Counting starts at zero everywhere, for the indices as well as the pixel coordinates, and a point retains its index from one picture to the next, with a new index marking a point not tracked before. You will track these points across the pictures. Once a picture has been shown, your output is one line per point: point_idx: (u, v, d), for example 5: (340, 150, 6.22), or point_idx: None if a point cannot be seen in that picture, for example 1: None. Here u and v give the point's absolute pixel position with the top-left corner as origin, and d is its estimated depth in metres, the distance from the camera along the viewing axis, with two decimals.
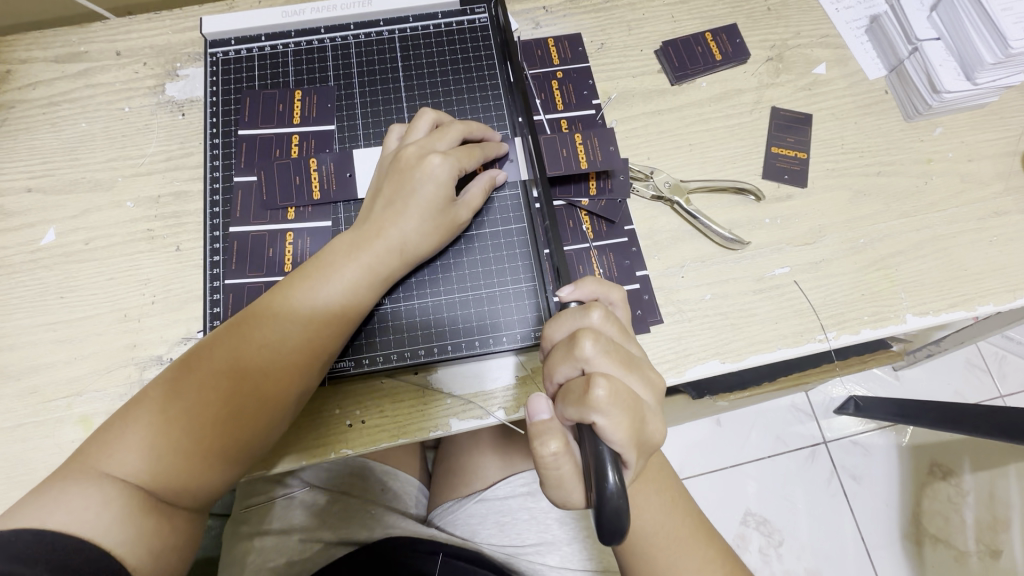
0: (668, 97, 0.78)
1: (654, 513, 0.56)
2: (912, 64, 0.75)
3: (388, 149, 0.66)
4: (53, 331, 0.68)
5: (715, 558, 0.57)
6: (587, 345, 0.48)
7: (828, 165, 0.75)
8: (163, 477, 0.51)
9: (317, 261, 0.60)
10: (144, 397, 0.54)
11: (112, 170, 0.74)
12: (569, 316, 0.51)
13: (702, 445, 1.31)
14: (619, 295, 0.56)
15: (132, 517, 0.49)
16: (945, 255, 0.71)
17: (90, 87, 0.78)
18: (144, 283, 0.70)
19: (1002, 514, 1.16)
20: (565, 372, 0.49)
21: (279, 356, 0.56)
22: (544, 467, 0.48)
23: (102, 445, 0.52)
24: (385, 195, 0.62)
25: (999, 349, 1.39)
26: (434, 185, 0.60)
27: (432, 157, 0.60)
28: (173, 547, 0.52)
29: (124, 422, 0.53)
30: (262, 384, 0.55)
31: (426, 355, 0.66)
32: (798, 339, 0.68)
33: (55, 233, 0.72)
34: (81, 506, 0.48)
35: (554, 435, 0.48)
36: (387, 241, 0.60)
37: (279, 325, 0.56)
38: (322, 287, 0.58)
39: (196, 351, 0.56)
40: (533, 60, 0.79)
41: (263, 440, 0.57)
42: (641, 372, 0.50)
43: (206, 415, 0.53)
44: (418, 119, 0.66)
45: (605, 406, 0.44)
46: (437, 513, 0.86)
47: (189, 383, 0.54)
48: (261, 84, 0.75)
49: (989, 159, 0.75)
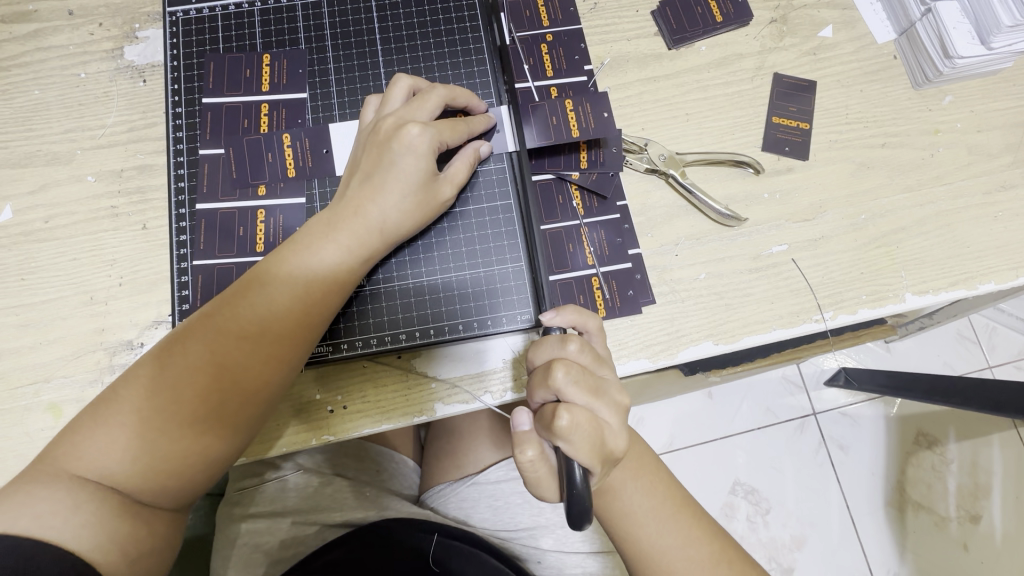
0: (665, 62, 0.73)
1: (634, 493, 0.55)
2: (924, 27, 0.70)
3: (364, 121, 0.62)
4: (14, 315, 0.65)
5: (700, 537, 0.55)
6: (559, 374, 0.46)
7: (831, 136, 0.72)
8: (142, 476, 0.50)
9: (292, 244, 0.56)
10: (113, 395, 0.51)
11: (69, 143, 0.69)
12: (548, 344, 0.50)
13: (692, 419, 1.32)
14: (596, 325, 0.53)
15: (103, 521, 0.47)
16: (948, 231, 0.69)
17: (40, 51, 0.72)
18: (110, 263, 0.66)
19: (983, 481, 1.29)
20: (541, 397, 0.48)
21: (254, 347, 0.53)
22: (523, 471, 0.48)
23: (72, 445, 0.50)
24: (362, 172, 0.58)
25: (990, 321, 1.38)
26: (414, 158, 0.56)
27: (409, 127, 0.56)
28: (152, 551, 0.51)
29: (95, 420, 0.51)
30: (238, 376, 0.52)
31: (408, 340, 0.63)
32: (794, 319, 0.66)
33: (11, 211, 0.67)
34: (50, 511, 0.47)
35: (533, 443, 0.47)
36: (367, 222, 0.56)
37: (253, 316, 0.53)
38: (299, 273, 0.55)
39: (167, 343, 0.53)
40: (521, 22, 0.73)
41: (245, 434, 0.55)
42: (614, 397, 0.49)
43: (181, 411, 0.51)
44: (393, 86, 0.61)
45: (569, 435, 0.44)
46: (429, 495, 0.85)
47: (160, 378, 0.52)
48: (226, 47, 0.69)
49: (998, 130, 0.72)
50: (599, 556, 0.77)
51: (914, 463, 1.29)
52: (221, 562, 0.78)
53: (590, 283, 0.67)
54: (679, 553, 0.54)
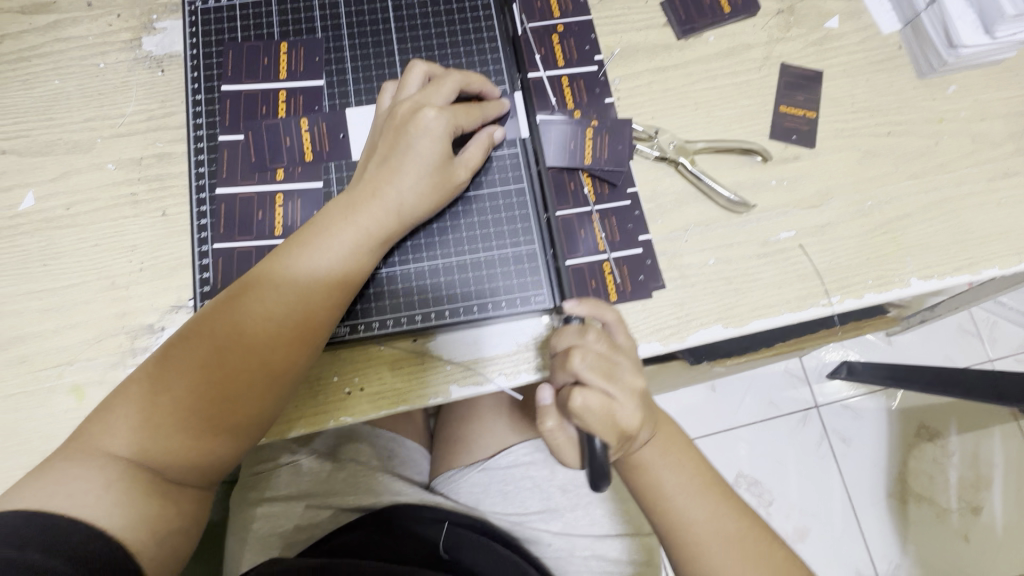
0: (674, 52, 0.75)
1: (664, 468, 0.57)
2: (929, 17, 0.71)
3: (381, 107, 0.63)
4: (37, 300, 0.66)
5: (728, 513, 0.56)
6: (575, 360, 0.48)
7: (837, 125, 0.73)
8: (171, 453, 0.51)
9: (312, 226, 0.58)
10: (144, 374, 0.53)
11: (89, 131, 0.71)
12: (567, 333, 0.52)
13: (697, 410, 1.33)
14: (614, 317, 0.55)
15: (133, 499, 0.49)
16: (952, 218, 0.70)
17: (60, 41, 0.73)
18: (131, 249, 0.67)
19: (983, 473, 1.30)
20: (560, 380, 0.51)
21: (278, 325, 0.54)
22: (547, 439, 0.52)
23: (103, 424, 0.51)
24: (379, 155, 0.59)
25: (992, 314, 1.40)
26: (430, 141, 0.58)
27: (425, 111, 0.58)
28: (179, 530, 0.52)
29: (126, 399, 0.52)
30: (263, 354, 0.54)
31: (423, 321, 0.64)
32: (802, 304, 0.67)
33: (33, 198, 0.69)
34: (84, 489, 0.48)
35: (553, 414, 0.51)
36: (385, 203, 0.58)
37: (276, 296, 0.55)
38: (320, 254, 0.56)
39: (192, 324, 0.55)
40: (532, 12, 0.74)
41: (270, 412, 0.56)
42: (632, 384, 0.50)
43: (208, 388, 0.52)
44: (408, 72, 0.63)
45: (582, 413, 0.47)
46: (439, 481, 0.87)
47: (187, 357, 0.53)
48: (244, 37, 0.71)
49: (1002, 118, 0.73)
50: (609, 538, 0.79)
51: (915, 456, 1.31)
52: (236, 546, 0.79)
53: (602, 269, 0.68)
54: (707, 527, 0.55)
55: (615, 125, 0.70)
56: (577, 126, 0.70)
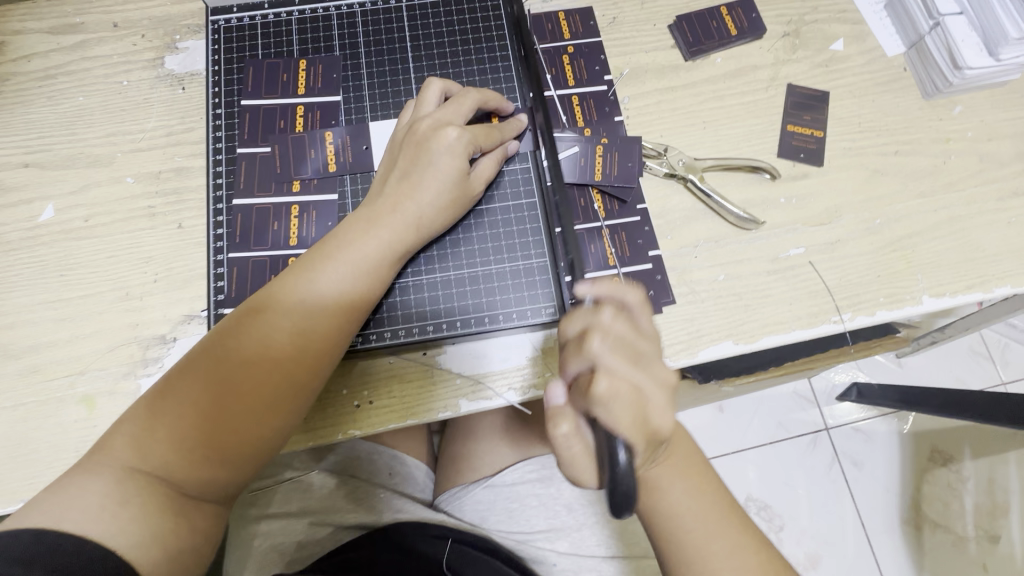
0: (682, 73, 0.76)
1: (681, 492, 0.55)
2: (934, 39, 0.73)
3: (400, 124, 0.65)
4: (53, 310, 0.67)
5: (747, 547, 0.54)
6: (597, 345, 0.47)
7: (845, 144, 0.74)
8: (191, 468, 0.51)
9: (332, 239, 0.58)
10: (168, 386, 0.53)
11: (110, 146, 0.73)
12: (581, 315, 0.51)
13: (706, 432, 1.31)
14: (636, 296, 0.53)
15: (147, 515, 0.49)
16: (962, 236, 0.70)
17: (86, 59, 0.76)
18: (146, 260, 0.68)
19: (1001, 499, 1.23)
20: (576, 368, 0.49)
21: (301, 337, 0.55)
22: (558, 447, 0.49)
23: (125, 437, 0.51)
24: (400, 168, 0.61)
25: (1003, 336, 1.38)
26: (451, 156, 0.60)
27: (448, 129, 0.60)
28: (190, 548, 0.51)
29: (149, 411, 0.52)
30: (284, 368, 0.54)
31: (434, 331, 0.64)
32: (813, 320, 0.67)
33: (53, 210, 0.70)
34: (98, 504, 0.48)
35: (567, 417, 0.48)
36: (406, 216, 0.59)
37: (299, 307, 0.55)
38: (341, 268, 0.57)
39: (213, 337, 0.55)
40: (543, 34, 0.77)
41: (290, 425, 0.56)
42: (655, 369, 0.49)
43: (231, 401, 0.52)
44: (426, 89, 0.64)
45: (607, 401, 0.45)
46: (442, 498, 0.85)
47: (211, 369, 0.53)
48: (265, 54, 0.73)
49: (1008, 138, 0.74)
50: (617, 561, 0.77)
51: (929, 480, 1.28)
52: (238, 565, 0.78)
53: None
54: (725, 551, 0.54)
55: (626, 143, 0.71)
56: (588, 143, 0.70)
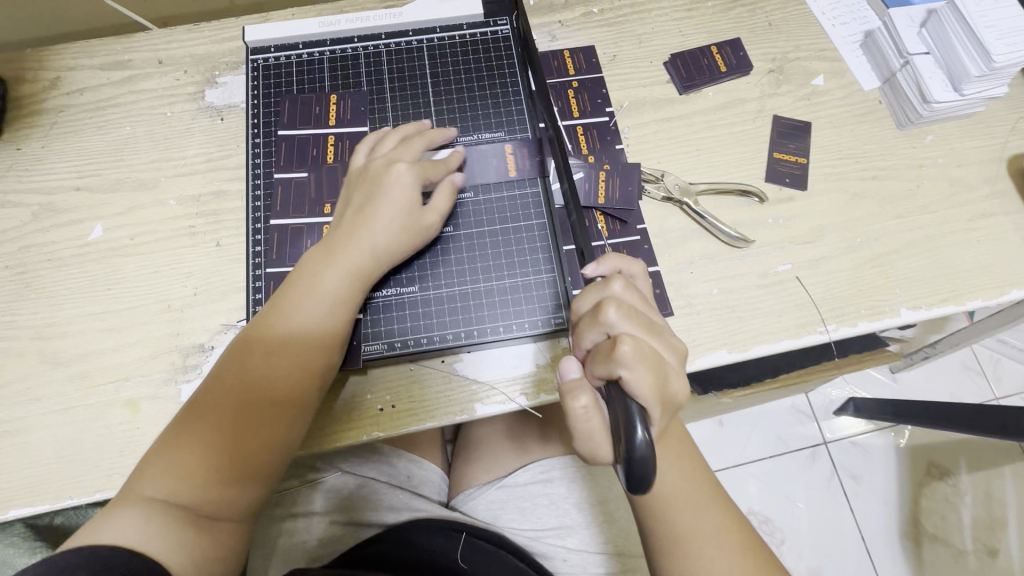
0: (677, 105, 0.83)
1: (673, 474, 0.60)
2: (904, 76, 0.81)
3: (355, 163, 0.71)
4: (100, 321, 0.72)
5: (732, 529, 0.59)
6: (611, 312, 0.51)
7: (827, 169, 0.81)
8: (201, 488, 0.56)
9: (300, 274, 0.64)
10: (173, 421, 0.59)
11: (155, 171, 0.79)
12: (593, 290, 0.55)
13: (706, 445, 1.35)
14: (639, 269, 0.61)
15: (171, 531, 0.54)
16: (936, 254, 0.76)
17: (133, 93, 0.83)
18: (187, 275, 0.74)
19: (996, 513, 1.31)
20: (592, 339, 0.52)
21: (279, 361, 0.60)
22: (575, 422, 0.52)
23: (142, 470, 0.57)
24: (355, 205, 0.66)
25: (993, 352, 1.44)
26: (398, 189, 0.65)
27: (395, 167, 0.66)
28: (215, 559, 0.56)
29: (160, 446, 0.58)
30: (269, 389, 0.59)
31: (454, 339, 0.70)
32: (800, 331, 0.73)
33: (101, 230, 0.76)
34: (131, 523, 0.53)
35: (584, 391, 0.52)
36: (359, 246, 0.64)
37: (275, 337, 0.61)
38: (310, 296, 0.62)
39: (211, 373, 0.61)
40: (550, 71, 0.84)
41: (286, 443, 0.60)
42: (665, 337, 0.54)
43: (224, 426, 0.58)
44: (382, 136, 0.72)
45: (631, 360, 0.48)
46: (458, 499, 0.90)
47: (206, 400, 0.59)
48: (299, 89, 0.80)
49: (976, 165, 0.81)
50: (622, 558, 0.81)
51: (927, 494, 1.32)
52: (261, 561, 0.81)
53: None
54: (711, 538, 0.58)
55: (626, 169, 0.78)
56: (592, 170, 0.77)
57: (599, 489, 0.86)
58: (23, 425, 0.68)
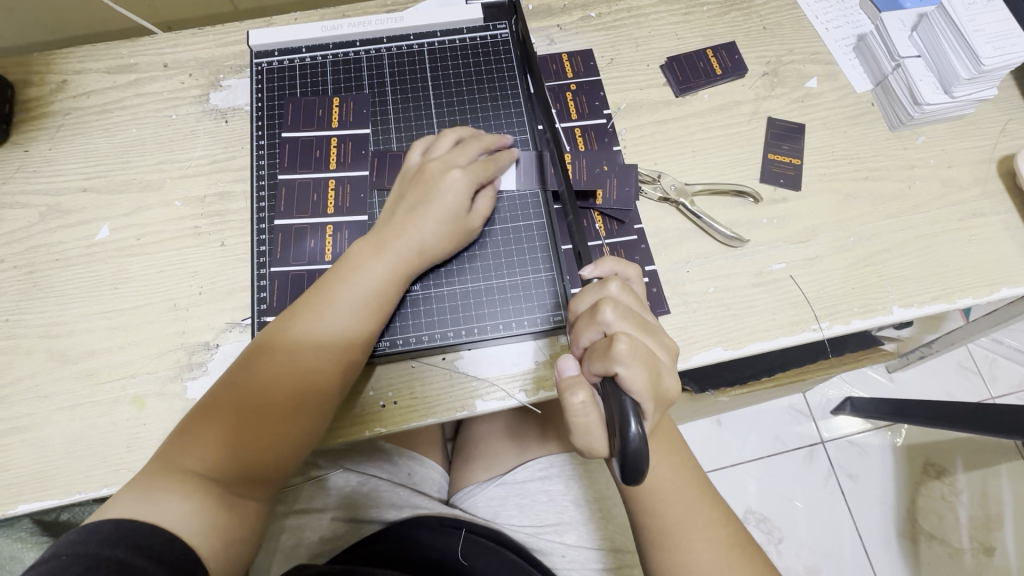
0: (673, 107, 0.85)
1: (664, 468, 0.62)
2: (896, 79, 0.82)
3: (410, 160, 0.72)
4: (107, 319, 0.74)
5: (718, 519, 0.61)
6: (608, 311, 0.52)
7: (820, 170, 0.82)
8: (239, 470, 0.58)
9: (346, 266, 0.66)
10: (213, 399, 0.60)
11: (161, 172, 0.81)
12: (590, 291, 0.56)
13: (703, 444, 1.37)
14: (635, 272, 0.62)
15: (206, 509, 0.54)
16: (928, 253, 0.78)
17: (139, 96, 0.85)
18: (192, 275, 0.76)
19: (994, 511, 1.32)
20: (588, 338, 0.54)
21: (325, 353, 0.62)
22: (571, 417, 0.52)
23: (179, 445, 0.57)
24: (406, 203, 0.68)
25: (988, 351, 1.45)
26: (455, 195, 0.67)
27: (454, 172, 0.67)
28: (240, 540, 0.57)
29: (197, 422, 0.59)
30: (314, 380, 0.61)
31: (455, 337, 0.72)
32: (794, 328, 0.74)
33: (108, 230, 0.78)
34: (166, 498, 0.54)
35: (581, 387, 0.52)
36: (409, 245, 0.66)
37: (323, 328, 0.62)
38: (356, 291, 0.64)
39: (251, 355, 0.62)
40: (549, 74, 0.86)
41: (318, 430, 0.62)
42: (660, 337, 0.55)
43: (266, 411, 0.59)
44: (440, 136, 0.72)
45: (627, 358, 0.49)
46: (457, 496, 0.91)
47: (249, 383, 0.60)
48: (302, 92, 0.82)
49: (967, 165, 0.82)
50: (620, 554, 0.83)
51: (924, 492, 1.33)
52: (265, 558, 0.83)
53: None
54: (699, 532, 0.60)
55: (623, 169, 0.79)
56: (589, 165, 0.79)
57: (597, 486, 0.88)
58: (33, 422, 0.69)
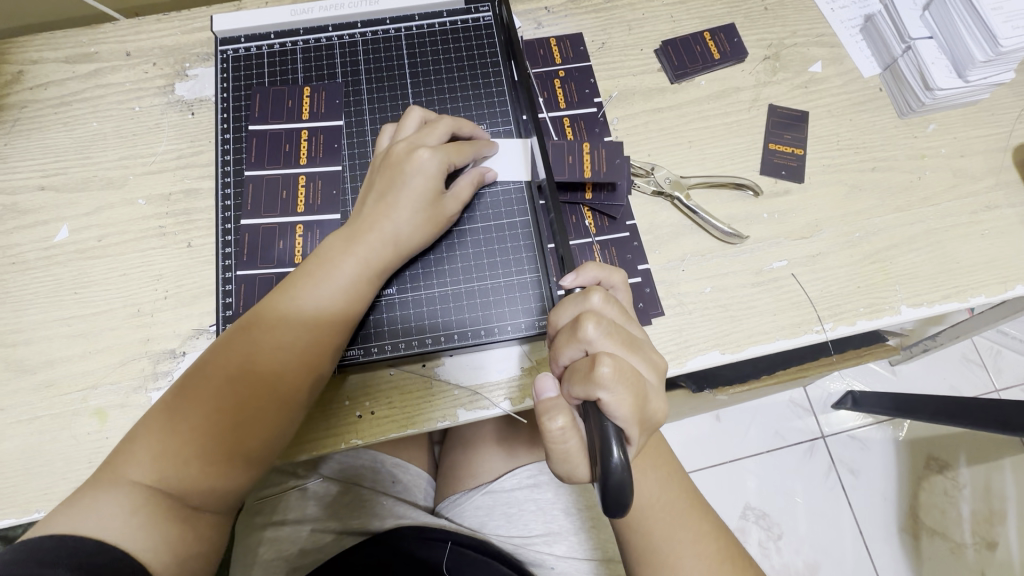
0: (668, 95, 0.80)
1: (652, 482, 0.58)
2: (906, 62, 0.77)
3: (379, 147, 0.68)
4: (67, 326, 0.69)
5: (709, 534, 0.57)
6: (590, 327, 0.48)
7: (824, 161, 0.77)
8: (194, 482, 0.53)
9: (313, 261, 0.61)
10: (166, 406, 0.56)
11: (123, 169, 0.76)
12: (571, 302, 0.52)
13: (702, 441, 1.33)
14: (620, 279, 0.57)
15: (157, 522, 0.51)
16: (938, 248, 0.73)
17: (100, 87, 0.80)
18: (157, 278, 0.71)
19: (997, 507, 1.29)
20: (569, 355, 0.50)
21: (288, 353, 0.57)
22: (550, 444, 0.49)
23: (128, 455, 0.53)
24: (376, 191, 0.63)
25: (995, 344, 1.41)
26: (424, 177, 0.62)
27: (420, 151, 0.62)
28: (197, 554, 0.53)
29: (148, 432, 0.54)
30: (275, 382, 0.57)
31: (433, 344, 0.67)
32: (795, 330, 0.70)
33: (68, 231, 0.73)
34: (112, 512, 0.50)
35: (562, 411, 0.48)
36: (379, 235, 0.61)
37: (286, 326, 0.58)
38: (321, 286, 0.59)
39: (208, 357, 0.58)
40: (535, 60, 0.80)
41: (282, 437, 0.58)
42: (648, 354, 0.51)
43: (224, 417, 0.55)
44: (407, 116, 0.67)
45: (610, 382, 0.45)
46: (444, 505, 0.88)
47: (205, 387, 0.56)
48: (271, 81, 0.76)
49: (980, 154, 0.77)
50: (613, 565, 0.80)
51: (926, 487, 1.30)
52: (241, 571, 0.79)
53: None
54: (690, 547, 0.56)
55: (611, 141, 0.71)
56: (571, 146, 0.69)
57: (590, 492, 0.84)
58: None
